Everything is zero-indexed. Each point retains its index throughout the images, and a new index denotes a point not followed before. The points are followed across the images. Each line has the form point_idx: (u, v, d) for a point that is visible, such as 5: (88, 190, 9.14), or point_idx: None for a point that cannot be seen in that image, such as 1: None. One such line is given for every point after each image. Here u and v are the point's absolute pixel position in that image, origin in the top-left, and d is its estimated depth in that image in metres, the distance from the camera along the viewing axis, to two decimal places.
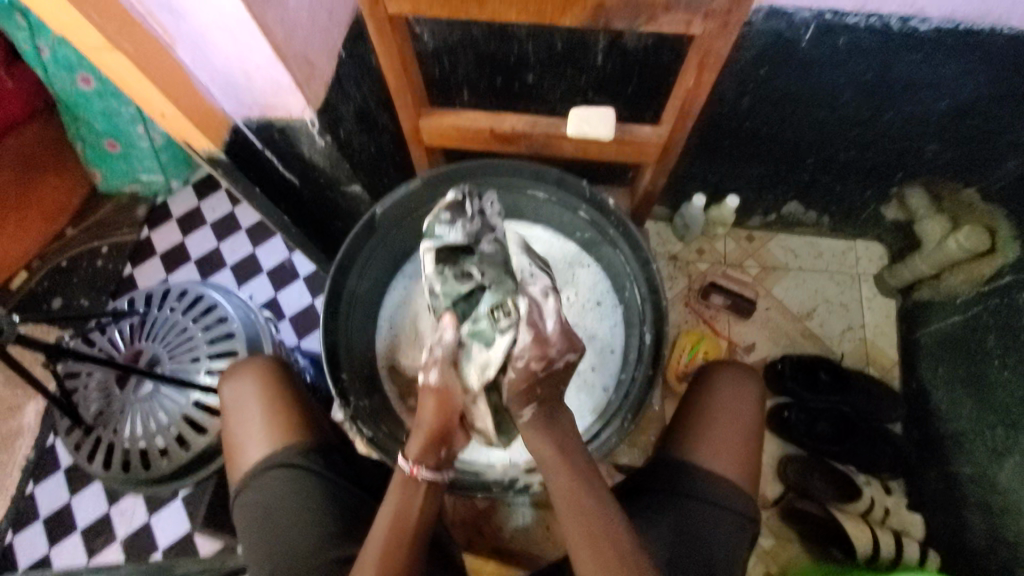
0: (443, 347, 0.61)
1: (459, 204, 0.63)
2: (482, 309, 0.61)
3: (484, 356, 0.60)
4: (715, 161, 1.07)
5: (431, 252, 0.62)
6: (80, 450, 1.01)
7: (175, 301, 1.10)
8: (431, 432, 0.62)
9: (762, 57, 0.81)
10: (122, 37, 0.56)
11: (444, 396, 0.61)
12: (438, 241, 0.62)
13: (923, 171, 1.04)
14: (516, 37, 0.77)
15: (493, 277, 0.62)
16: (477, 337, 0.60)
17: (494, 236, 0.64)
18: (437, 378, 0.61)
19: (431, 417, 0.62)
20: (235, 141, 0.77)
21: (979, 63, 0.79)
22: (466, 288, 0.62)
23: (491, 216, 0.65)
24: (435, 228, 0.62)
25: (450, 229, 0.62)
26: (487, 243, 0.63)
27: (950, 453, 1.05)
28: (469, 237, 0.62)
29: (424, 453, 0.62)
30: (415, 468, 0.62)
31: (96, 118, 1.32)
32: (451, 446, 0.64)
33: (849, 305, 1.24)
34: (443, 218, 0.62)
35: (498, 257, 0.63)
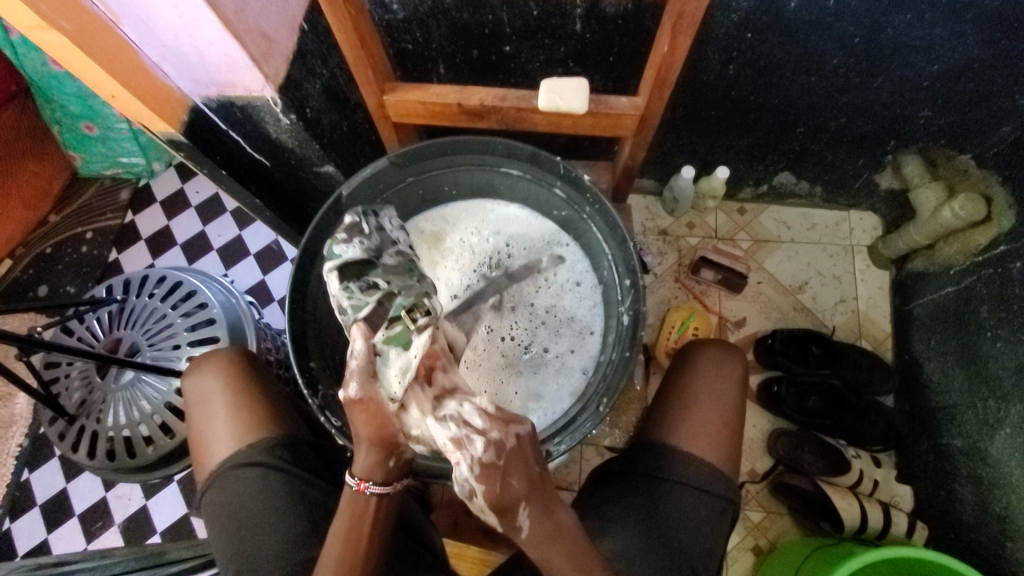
0: (358, 357, 0.53)
1: (356, 225, 0.63)
2: (394, 314, 0.56)
3: (397, 360, 0.53)
4: (704, 132, 1.04)
5: (334, 272, 0.60)
6: (64, 440, 1.00)
7: (154, 287, 1.08)
8: (373, 444, 0.53)
9: (747, 20, 0.77)
10: (58, 14, 0.53)
11: (371, 405, 0.52)
12: (338, 259, 0.60)
13: (918, 137, 1.00)
14: (489, 4, 0.73)
15: (399, 282, 0.59)
16: (395, 341, 0.54)
17: (396, 249, 0.64)
18: (357, 391, 0.52)
19: (365, 427, 0.52)
20: (196, 121, 0.74)
21: (971, 24, 0.75)
22: (374, 297, 0.58)
23: (390, 233, 0.66)
24: (334, 250, 0.61)
25: (349, 247, 0.61)
26: (390, 256, 0.63)
27: (940, 425, 1.04)
28: (369, 252, 0.62)
29: (371, 466, 0.54)
30: (363, 483, 0.54)
31: (69, 100, 1.28)
32: (402, 454, 0.55)
33: (842, 277, 1.22)
34: (340, 240, 0.62)
35: (402, 266, 0.62)
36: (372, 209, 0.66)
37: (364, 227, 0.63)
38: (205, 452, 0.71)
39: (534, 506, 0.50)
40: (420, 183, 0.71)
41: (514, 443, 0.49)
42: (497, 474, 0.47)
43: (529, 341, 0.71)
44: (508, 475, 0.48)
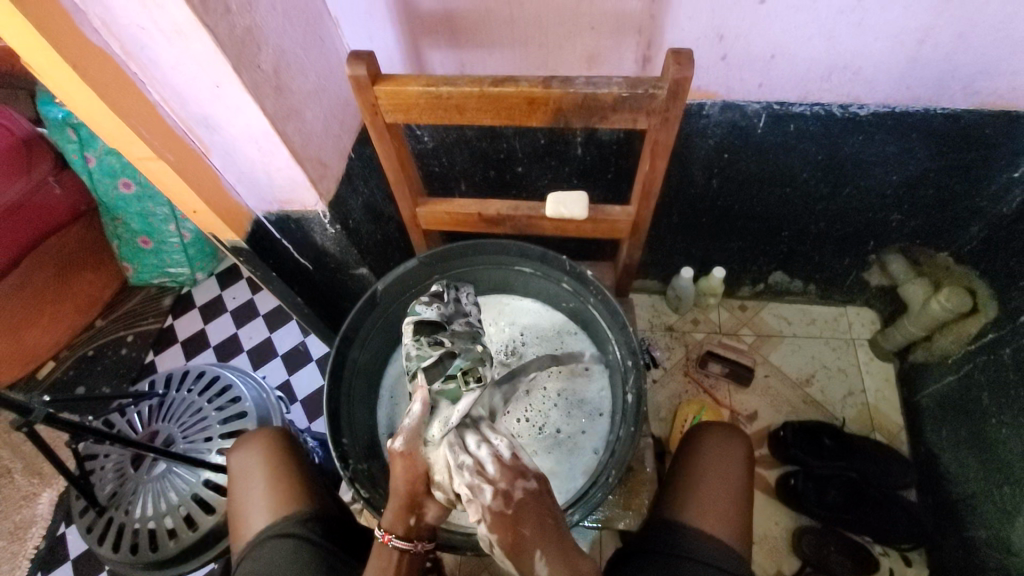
0: (414, 416, 0.59)
1: (438, 294, 0.69)
2: (451, 371, 0.61)
3: (445, 413, 0.59)
4: (698, 237, 1.15)
5: (409, 326, 0.65)
6: (92, 532, 1.03)
7: (193, 383, 1.16)
8: (401, 497, 0.59)
9: (723, 143, 0.91)
10: (166, 148, 0.67)
11: (412, 461, 0.58)
12: (416, 316, 0.65)
13: (895, 238, 1.10)
14: (504, 135, 0.87)
15: (461, 345, 0.63)
16: (447, 395, 0.60)
17: (467, 319, 0.68)
18: (402, 444, 0.58)
19: (401, 480, 0.58)
20: (256, 231, 0.87)
21: (919, 141, 0.87)
22: (437, 353, 0.62)
23: (465, 305, 0.70)
24: (415, 307, 0.66)
25: (428, 308, 0.66)
26: (460, 324, 0.66)
27: (964, 517, 1.01)
28: (443, 316, 0.66)
29: (395, 520, 0.59)
30: (387, 535, 0.59)
31: (132, 218, 1.47)
32: (421, 514, 0.60)
33: (847, 370, 1.26)
34: (423, 301, 0.67)
35: (470, 334, 0.66)
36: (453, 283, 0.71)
37: (444, 296, 0.69)
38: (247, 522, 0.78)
39: (549, 552, 0.52)
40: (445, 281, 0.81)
41: (522, 495, 0.54)
42: (506, 521, 0.53)
43: (544, 422, 0.76)
44: (518, 525, 0.53)
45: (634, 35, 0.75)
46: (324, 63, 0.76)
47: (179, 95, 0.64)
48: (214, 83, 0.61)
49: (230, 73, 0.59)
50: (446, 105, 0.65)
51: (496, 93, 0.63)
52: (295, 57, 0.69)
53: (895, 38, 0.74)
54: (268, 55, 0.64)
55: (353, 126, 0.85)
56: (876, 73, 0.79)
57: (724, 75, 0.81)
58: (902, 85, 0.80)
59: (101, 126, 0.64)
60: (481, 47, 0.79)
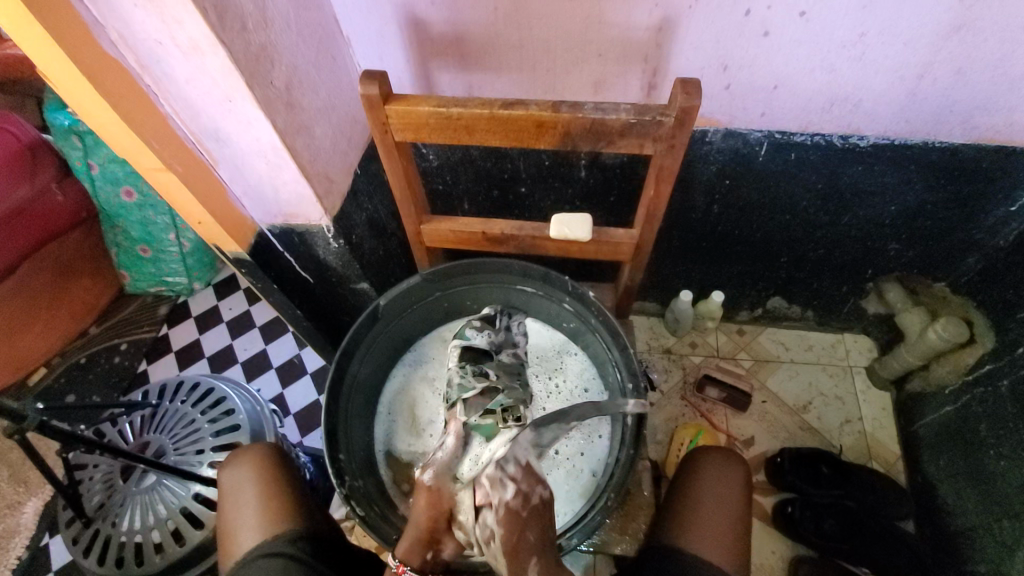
0: (447, 450, 0.63)
1: (490, 319, 0.80)
2: (491, 407, 0.68)
3: (478, 449, 0.63)
4: (698, 261, 1.16)
5: (457, 349, 0.76)
6: (78, 543, 1.01)
7: (187, 394, 1.15)
8: (421, 530, 0.58)
9: (725, 169, 0.92)
10: (174, 159, 0.67)
11: (436, 494, 0.59)
12: (467, 341, 0.77)
13: (893, 268, 1.11)
14: (509, 156, 0.88)
15: (504, 378, 0.72)
16: (482, 431, 0.65)
17: (513, 351, 0.78)
18: (431, 477, 0.60)
19: (422, 513, 0.58)
20: (259, 244, 0.87)
21: (916, 173, 0.89)
22: (480, 386, 0.71)
23: (515, 335, 0.80)
24: (466, 331, 0.78)
25: (478, 334, 0.78)
26: (506, 354, 0.77)
27: (963, 551, 1.00)
28: (491, 345, 0.77)
29: (411, 552, 0.58)
30: (400, 567, 0.57)
31: (132, 227, 1.47)
32: (438, 552, 0.59)
33: (844, 398, 1.26)
34: (474, 328, 0.79)
35: (514, 366, 0.76)
36: (507, 311, 0.82)
37: (495, 323, 0.80)
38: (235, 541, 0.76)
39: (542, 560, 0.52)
40: (446, 298, 0.81)
41: (540, 500, 0.54)
42: (518, 521, 0.52)
43: None
44: (526, 527, 0.52)
45: (640, 62, 0.77)
46: (336, 81, 0.77)
47: (191, 109, 0.64)
48: (225, 97, 0.61)
49: (243, 89, 0.60)
50: (455, 126, 0.66)
51: (506, 116, 0.64)
52: (307, 75, 0.70)
53: (894, 73, 0.76)
54: (281, 72, 0.65)
55: (360, 143, 0.86)
56: (875, 106, 0.80)
57: (727, 103, 0.82)
58: (901, 119, 0.82)
59: (112, 137, 0.64)
60: (490, 70, 0.80)
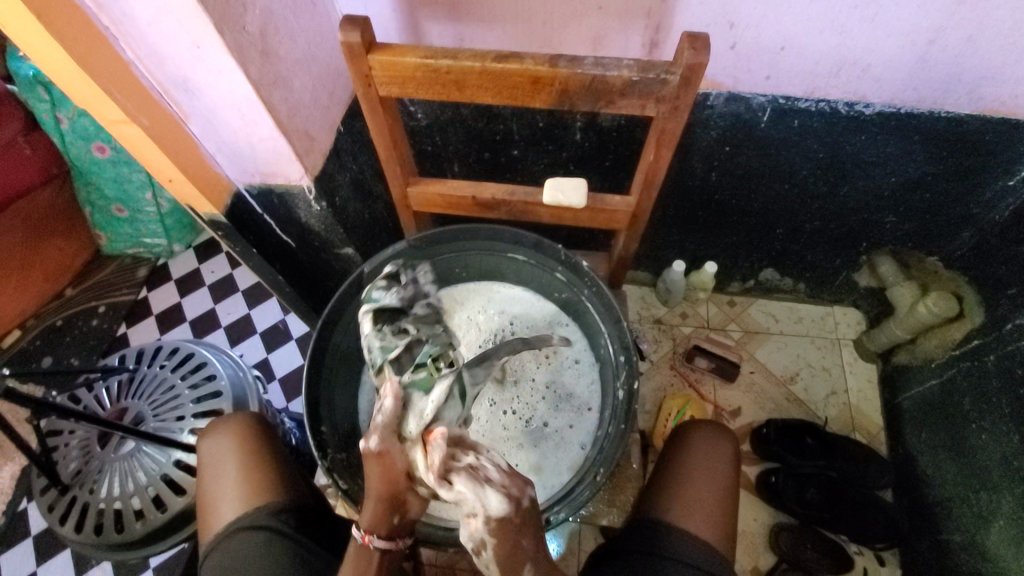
0: (386, 412, 0.54)
1: (395, 274, 0.67)
2: (419, 359, 0.59)
3: (418, 405, 0.55)
4: (692, 230, 1.14)
5: (368, 314, 0.63)
6: (54, 511, 0.98)
7: (166, 359, 1.12)
8: (380, 497, 0.52)
9: (725, 135, 0.88)
10: (139, 111, 0.62)
11: (387, 460, 0.52)
12: (375, 303, 0.64)
13: (888, 240, 1.10)
14: (501, 116, 0.84)
15: (427, 331, 0.62)
16: (416, 386, 0.57)
17: (428, 300, 0.67)
18: (377, 443, 0.52)
19: (377, 482, 0.52)
20: (236, 205, 0.82)
21: (920, 144, 0.86)
22: (403, 342, 0.60)
23: (424, 285, 0.68)
24: (373, 293, 0.65)
25: (386, 293, 0.65)
26: (420, 307, 0.65)
27: (939, 520, 1.03)
28: (403, 301, 0.65)
29: (376, 522, 0.53)
30: (366, 537, 0.53)
31: (106, 184, 1.39)
32: (404, 513, 0.53)
33: (831, 370, 1.26)
34: (380, 286, 0.65)
35: (433, 317, 0.65)
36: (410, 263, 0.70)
37: (401, 276, 0.67)
38: (216, 511, 0.75)
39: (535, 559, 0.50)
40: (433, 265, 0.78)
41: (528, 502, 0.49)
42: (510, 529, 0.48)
43: (530, 415, 0.75)
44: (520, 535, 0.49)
45: (642, 18, 0.72)
46: (316, 29, 0.72)
47: (156, 56, 0.59)
48: (193, 43, 0.56)
49: (211, 33, 0.54)
50: (445, 81, 0.62)
51: (500, 70, 0.59)
52: (284, 21, 0.65)
53: (907, 37, 0.72)
54: (254, 17, 0.60)
55: (344, 98, 0.81)
56: (885, 73, 0.77)
57: (733, 64, 0.78)
58: (909, 86, 0.78)
59: (68, 84, 0.59)
60: (482, 22, 0.75)
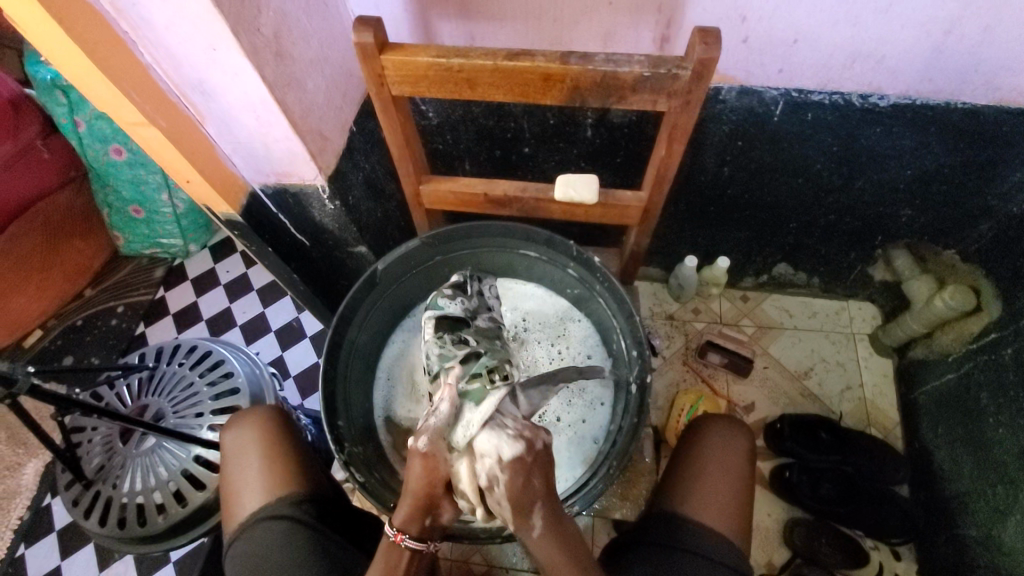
0: (440, 415, 0.58)
1: (461, 285, 0.71)
2: (474, 371, 0.61)
3: (469, 415, 0.58)
4: (704, 225, 1.13)
5: (431, 320, 0.67)
6: (79, 505, 1.01)
7: (184, 357, 1.14)
8: (418, 498, 0.56)
9: (736, 129, 0.88)
10: (157, 113, 0.63)
11: (432, 463, 0.56)
12: (440, 310, 0.67)
13: (903, 234, 1.08)
14: (511, 114, 0.84)
15: (486, 344, 0.65)
16: (470, 397, 0.59)
17: (489, 315, 0.70)
18: (425, 444, 0.56)
19: (418, 481, 0.56)
20: (252, 204, 0.84)
21: (935, 135, 0.85)
22: (462, 352, 0.64)
23: (488, 299, 0.73)
24: (438, 300, 0.68)
25: (451, 302, 0.68)
26: (483, 319, 0.69)
27: (955, 515, 1.02)
28: (467, 312, 0.68)
29: (408, 521, 0.57)
30: (399, 535, 0.58)
31: (123, 186, 1.42)
32: (436, 517, 0.58)
33: (846, 365, 1.25)
34: (445, 295, 0.69)
35: (493, 330, 0.69)
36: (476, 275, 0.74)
37: (467, 288, 0.71)
38: (239, 502, 0.77)
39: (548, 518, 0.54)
40: (446, 262, 0.79)
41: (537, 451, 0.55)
42: (523, 469, 0.53)
43: (544, 410, 0.75)
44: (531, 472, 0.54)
45: (653, 14, 0.72)
46: (329, 30, 0.72)
47: (173, 59, 0.60)
48: (209, 46, 0.57)
49: (227, 35, 0.55)
50: (455, 79, 0.62)
51: (510, 68, 0.60)
52: (297, 22, 0.65)
53: (921, 27, 0.71)
54: (268, 19, 0.61)
55: (356, 98, 0.82)
56: (899, 64, 0.76)
57: (744, 57, 0.77)
58: (924, 77, 0.77)
59: (89, 88, 0.60)
60: (493, 19, 0.75)
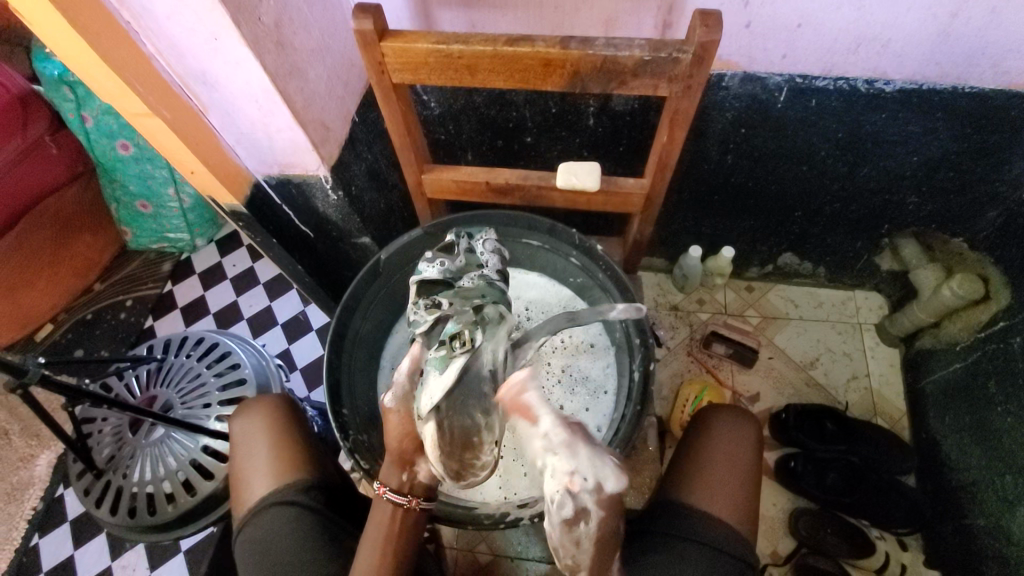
0: (403, 373, 0.60)
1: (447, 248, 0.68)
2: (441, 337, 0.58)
3: (432, 382, 0.57)
4: (709, 215, 1.13)
5: (411, 287, 0.65)
6: (90, 495, 1.02)
7: (192, 348, 1.15)
8: (392, 452, 0.61)
9: (741, 117, 0.87)
10: (161, 104, 0.64)
11: (399, 417, 0.60)
12: (417, 276, 0.65)
13: (910, 222, 1.07)
14: (513, 103, 0.84)
15: (458, 306, 0.60)
16: (433, 364, 0.57)
17: (477, 273, 0.64)
18: (392, 401, 0.60)
19: (392, 436, 0.60)
20: (257, 196, 0.84)
21: (944, 121, 0.84)
22: (431, 316, 0.60)
23: (480, 255, 0.67)
24: (419, 266, 0.66)
25: (430, 266, 0.65)
26: (467, 279, 0.64)
27: (963, 504, 1.01)
28: (446, 274, 0.64)
29: (389, 473, 0.61)
30: (381, 487, 0.61)
31: (130, 180, 1.43)
32: (416, 473, 0.61)
33: (852, 354, 1.24)
34: (426, 259, 0.66)
35: (477, 290, 0.63)
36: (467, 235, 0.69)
37: (452, 250, 0.67)
38: (248, 488, 0.77)
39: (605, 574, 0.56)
40: None
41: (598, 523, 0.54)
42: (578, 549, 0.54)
43: (547, 399, 0.75)
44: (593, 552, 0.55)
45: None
46: (329, 20, 0.72)
47: (175, 48, 0.60)
48: (211, 35, 0.58)
49: (228, 23, 0.55)
50: (455, 66, 0.62)
51: (510, 53, 0.59)
52: (298, 12, 0.66)
53: (929, 10, 0.70)
54: (269, 7, 0.61)
55: (358, 89, 0.82)
56: (905, 48, 0.75)
57: (747, 43, 0.77)
58: (931, 61, 0.76)
59: (93, 78, 0.61)
60: (493, 6, 0.75)
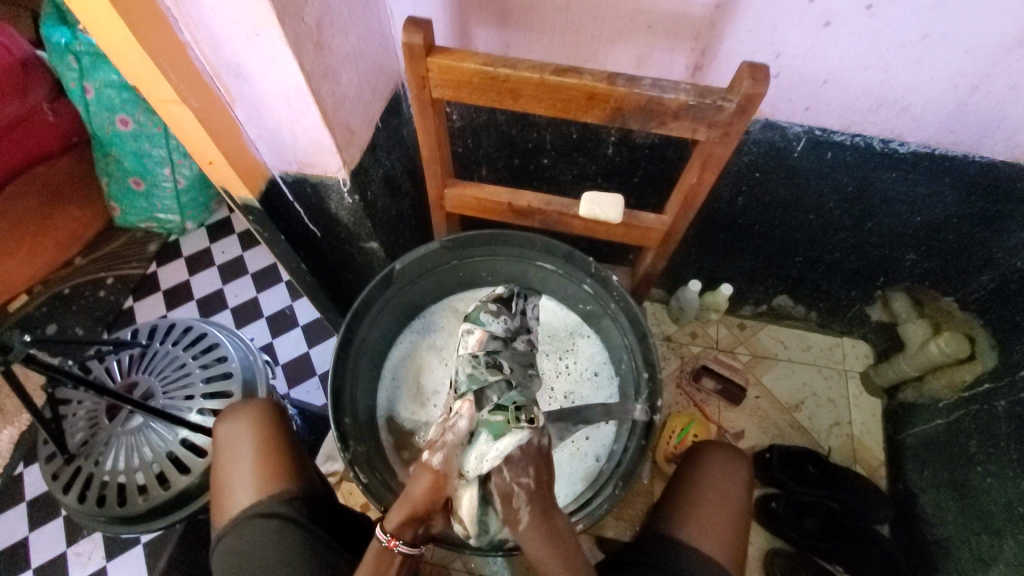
0: (456, 433, 0.57)
1: (506, 300, 0.71)
2: (503, 404, 0.58)
3: (487, 446, 0.55)
4: (712, 251, 1.14)
5: (470, 333, 0.67)
6: (58, 480, 0.98)
7: (178, 337, 1.12)
8: (416, 507, 0.56)
9: (756, 161, 0.89)
10: (189, 92, 0.62)
11: (440, 480, 0.56)
12: (479, 325, 0.67)
13: (904, 277, 1.11)
14: (536, 125, 0.84)
15: (519, 374, 0.63)
16: (490, 428, 0.56)
17: (528, 337, 0.69)
18: (439, 461, 0.56)
19: (420, 493, 0.56)
20: (270, 191, 0.83)
21: (950, 185, 0.87)
22: (493, 378, 0.62)
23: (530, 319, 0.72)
24: (481, 315, 0.68)
25: (493, 320, 0.68)
26: (521, 342, 0.68)
27: (937, 560, 1.03)
28: (507, 332, 0.68)
29: (404, 525, 0.57)
30: (392, 541, 0.56)
31: (126, 157, 1.39)
32: (429, 527, 0.58)
33: (836, 401, 1.26)
34: (488, 310, 0.69)
35: (526, 357, 0.67)
36: (522, 293, 0.73)
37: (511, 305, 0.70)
38: (230, 496, 0.75)
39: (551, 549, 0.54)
40: (461, 267, 0.79)
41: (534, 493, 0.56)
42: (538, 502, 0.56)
43: None
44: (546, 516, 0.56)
45: (690, 41, 0.73)
46: (367, 26, 0.72)
47: (213, 39, 0.60)
48: (251, 31, 0.57)
49: (273, 21, 0.55)
50: (498, 89, 0.62)
51: (556, 83, 0.60)
52: (339, 15, 0.65)
53: (949, 81, 0.73)
54: (313, 9, 0.60)
55: (384, 95, 0.82)
56: (923, 114, 0.78)
57: (773, 93, 0.79)
58: (946, 128, 0.79)
59: (122, 59, 0.59)
60: (529, 29, 0.75)
